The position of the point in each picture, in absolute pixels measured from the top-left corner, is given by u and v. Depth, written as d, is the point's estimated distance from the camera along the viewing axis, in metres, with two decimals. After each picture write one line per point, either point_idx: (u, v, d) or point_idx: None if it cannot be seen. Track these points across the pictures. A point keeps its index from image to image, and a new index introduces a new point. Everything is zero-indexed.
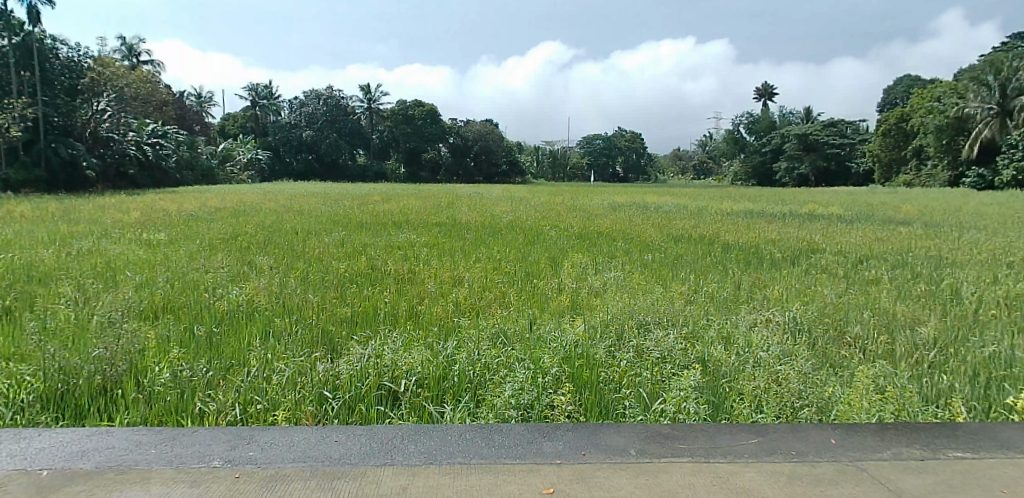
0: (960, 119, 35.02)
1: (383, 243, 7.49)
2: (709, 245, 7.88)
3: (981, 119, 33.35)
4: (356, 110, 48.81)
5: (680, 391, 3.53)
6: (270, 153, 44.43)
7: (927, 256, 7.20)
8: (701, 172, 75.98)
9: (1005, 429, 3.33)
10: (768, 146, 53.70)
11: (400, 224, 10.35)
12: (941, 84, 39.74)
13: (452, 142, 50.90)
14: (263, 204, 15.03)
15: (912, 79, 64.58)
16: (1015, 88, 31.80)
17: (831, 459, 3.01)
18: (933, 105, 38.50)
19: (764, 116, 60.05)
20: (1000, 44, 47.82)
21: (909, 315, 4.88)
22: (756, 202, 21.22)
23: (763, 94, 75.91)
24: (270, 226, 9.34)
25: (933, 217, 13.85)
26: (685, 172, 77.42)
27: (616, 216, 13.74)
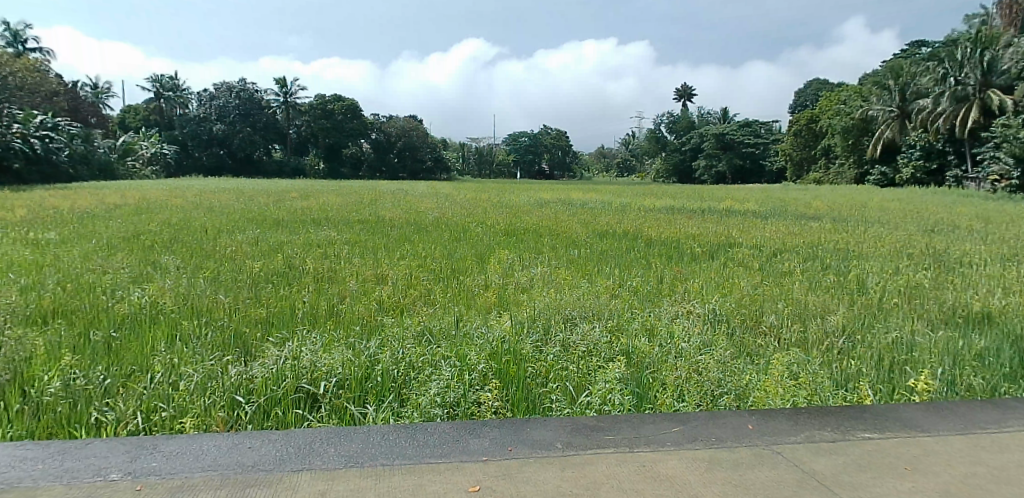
0: (864, 120, 37.74)
1: (302, 241, 7.21)
2: (633, 240, 8.04)
3: (884, 120, 35.77)
4: (272, 104, 47.13)
5: (606, 383, 3.58)
6: (176, 147, 42.37)
7: (836, 249, 7.62)
8: (624, 169, 77.94)
9: (907, 410, 3.55)
10: (688, 145, 55.38)
11: (319, 221, 10.01)
12: (846, 89, 42.43)
13: (375, 138, 50.21)
14: (167, 201, 14.21)
15: (820, 84, 68.44)
16: (913, 92, 34.10)
17: (749, 444, 3.11)
18: (839, 108, 41.09)
19: (684, 117, 62.23)
20: (900, 52, 51.43)
21: (819, 304, 5.14)
22: (678, 199, 21.88)
23: (684, 96, 78.81)
24: (177, 224, 8.85)
25: (839, 213, 14.72)
26: (611, 171, 79.49)
27: (543, 212, 13.80)
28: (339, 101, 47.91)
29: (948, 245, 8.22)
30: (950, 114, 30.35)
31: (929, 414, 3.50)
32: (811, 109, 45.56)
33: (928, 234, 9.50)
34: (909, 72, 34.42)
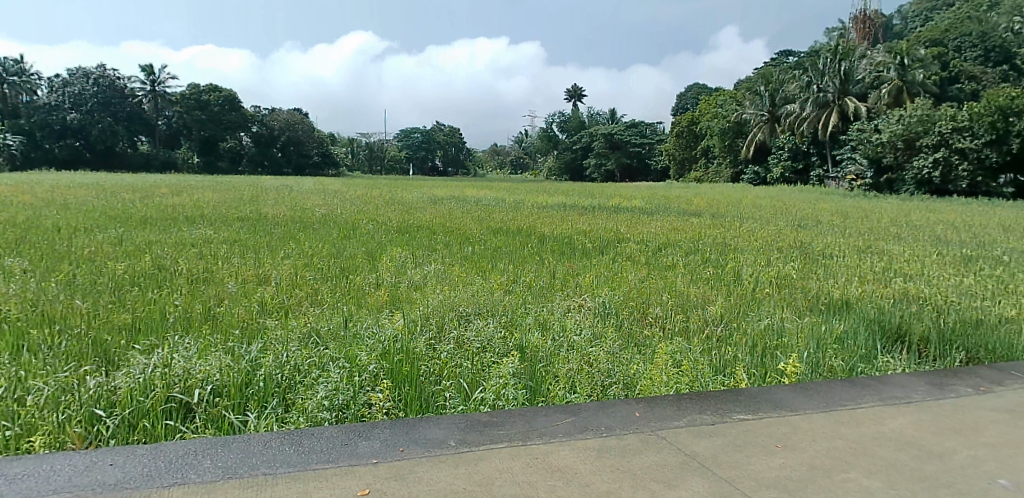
0: (739, 123, 40.57)
1: (174, 240, 6.73)
2: (527, 236, 8.16)
3: (756, 123, 38.68)
4: (137, 93, 43.41)
5: (499, 379, 3.60)
6: (23, 137, 37.51)
7: (714, 243, 8.12)
8: (517, 166, 79.07)
9: (777, 392, 3.84)
10: (579, 144, 56.91)
11: (190, 219, 9.35)
12: (723, 93, 45.53)
13: (256, 131, 47.99)
14: (7, 197, 12.70)
15: (700, 87, 72.82)
16: (782, 98, 37.11)
17: (636, 430, 3.23)
18: (717, 111, 44.01)
19: (576, 116, 64.04)
20: (772, 60, 55.79)
21: (700, 295, 5.45)
22: (567, 196, 22.45)
23: (575, 97, 81.26)
24: (24, 223, 8.02)
25: (718, 209, 15.69)
26: (504, 168, 80.49)
27: (434, 209, 13.69)
28: (215, 91, 45.94)
29: (810, 238, 8.99)
30: (813, 119, 33.39)
31: (797, 394, 3.81)
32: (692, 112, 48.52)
33: (795, 229, 10.34)
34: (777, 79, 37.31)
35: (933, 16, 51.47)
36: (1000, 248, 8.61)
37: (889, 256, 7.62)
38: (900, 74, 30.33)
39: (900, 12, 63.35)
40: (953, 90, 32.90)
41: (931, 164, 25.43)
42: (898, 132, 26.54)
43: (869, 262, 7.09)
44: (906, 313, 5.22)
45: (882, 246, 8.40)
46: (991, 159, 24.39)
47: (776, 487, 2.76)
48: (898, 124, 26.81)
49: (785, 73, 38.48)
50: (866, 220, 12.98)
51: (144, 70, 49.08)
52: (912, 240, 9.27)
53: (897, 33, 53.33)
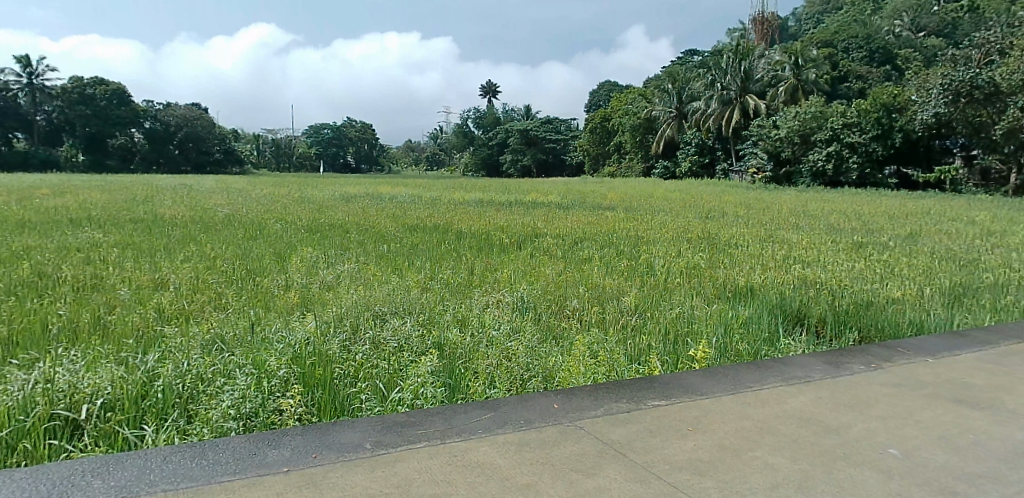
0: (650, 120, 41.98)
1: (56, 245, 6.24)
2: (444, 233, 8.11)
3: (664, 120, 40.11)
4: (11, 86, 39.82)
5: (417, 378, 3.56)
6: None
7: (628, 236, 8.35)
8: (433, 162, 78.14)
9: (689, 377, 4.00)
10: (494, 140, 57.03)
11: (70, 221, 8.69)
12: (635, 91, 47.00)
13: (149, 127, 44.87)
14: None
15: (612, 84, 74.83)
16: (689, 96, 38.63)
17: (554, 423, 3.27)
18: (628, 108, 45.39)
19: (492, 112, 64.21)
20: (680, 58, 58.01)
21: (616, 287, 5.59)
22: (482, 193, 22.49)
23: (490, 93, 81.63)
24: None
25: (629, 203, 16.16)
26: (420, 164, 79.64)
27: (345, 207, 13.31)
28: (102, 84, 42.52)
29: (717, 229, 9.41)
30: (717, 115, 34.84)
31: (707, 378, 3.98)
32: (605, 109, 49.81)
33: (702, 221, 10.79)
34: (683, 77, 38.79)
35: (824, 18, 54.94)
36: (885, 235, 9.32)
37: (790, 244, 8.10)
38: (795, 73, 32.28)
39: (794, 15, 67.13)
40: (842, 89, 35.25)
41: (825, 158, 27.26)
42: (795, 128, 28.15)
43: (771, 250, 7.51)
44: (805, 297, 5.57)
45: (782, 235, 8.92)
46: (877, 152, 26.38)
47: (688, 468, 2.87)
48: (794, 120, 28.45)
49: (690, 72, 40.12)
50: (766, 211, 13.69)
51: (21, 62, 45.02)
52: (809, 229, 9.88)
53: (793, 34, 56.58)
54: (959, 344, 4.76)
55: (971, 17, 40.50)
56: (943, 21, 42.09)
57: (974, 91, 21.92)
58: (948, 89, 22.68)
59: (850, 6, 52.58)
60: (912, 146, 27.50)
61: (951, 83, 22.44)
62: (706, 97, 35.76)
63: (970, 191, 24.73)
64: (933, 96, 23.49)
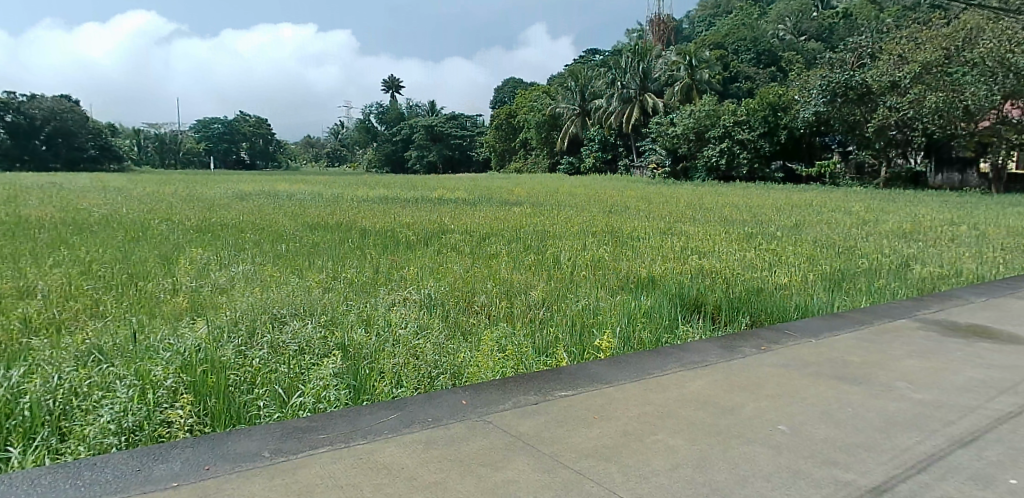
0: (554, 116, 42.76)
1: None
2: (347, 231, 7.91)
3: (569, 117, 40.98)
4: None
5: (320, 381, 3.45)
6: None
7: (534, 231, 8.46)
8: (334, 158, 75.91)
9: (594, 366, 4.12)
10: (399, 136, 56.15)
11: None
12: (540, 88, 47.81)
13: (10, 121, 40.64)
14: None
15: (516, 81, 75.72)
16: (591, 93, 39.65)
17: (462, 418, 3.27)
18: (534, 105, 46.10)
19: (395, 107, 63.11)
20: (582, 56, 59.51)
21: (523, 281, 5.66)
22: (385, 189, 22.04)
23: (393, 87, 80.41)
24: None
25: (535, 198, 16.39)
26: (321, 160, 76.98)
27: (236, 206, 12.72)
28: None
29: (620, 223, 9.72)
30: (618, 113, 36.12)
31: (611, 366, 4.12)
32: (510, 106, 50.37)
33: (603, 214, 11.14)
34: (585, 75, 39.50)
35: (715, 21, 58.07)
36: (773, 226, 9.95)
37: (687, 236, 8.49)
38: (689, 73, 33.69)
39: (689, 17, 70.31)
40: (733, 88, 37.32)
41: (718, 153, 29.01)
42: (690, 125, 29.62)
43: (670, 242, 7.86)
44: (702, 286, 5.87)
45: (680, 227, 9.35)
46: (764, 148, 28.32)
47: (593, 455, 2.95)
48: (689, 117, 29.99)
49: (591, 71, 40.90)
50: (664, 205, 14.28)
51: None
52: (704, 221, 10.42)
53: (687, 36, 59.46)
54: (836, 325, 5.18)
55: (845, 23, 43.93)
56: (821, 26, 45.33)
57: (850, 91, 23.81)
58: (827, 89, 24.69)
59: (739, 11, 55.93)
60: (796, 142, 29.11)
61: (830, 84, 24.16)
62: (608, 95, 36.88)
63: (847, 183, 27.05)
64: (814, 97, 25.42)
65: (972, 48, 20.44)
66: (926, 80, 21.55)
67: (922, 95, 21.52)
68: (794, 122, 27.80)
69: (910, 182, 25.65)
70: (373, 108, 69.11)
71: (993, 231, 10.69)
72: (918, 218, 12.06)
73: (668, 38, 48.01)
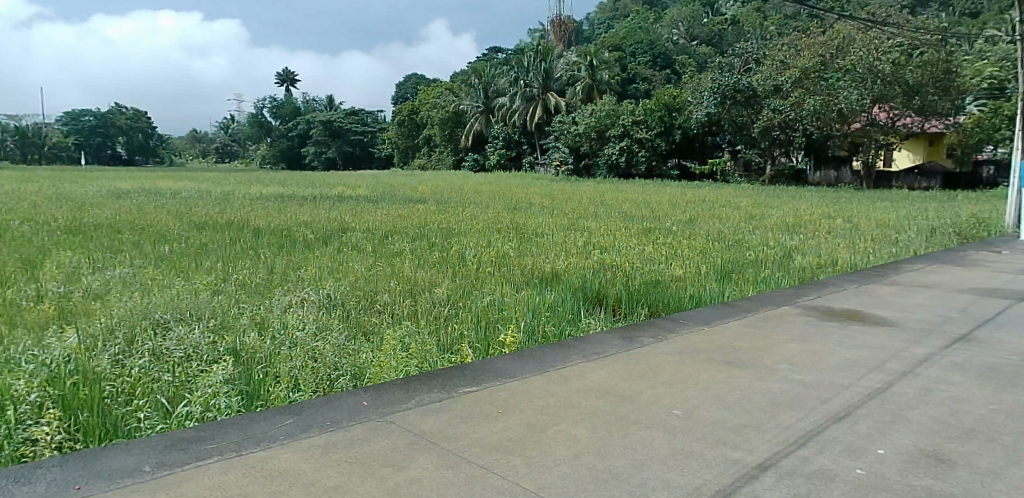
0: (458, 114, 42.70)
1: None
2: (238, 231, 7.54)
3: (472, 115, 41.02)
4: None
5: (208, 389, 3.27)
6: None
7: (439, 228, 8.43)
8: (225, 154, 72.03)
9: (499, 361, 4.16)
10: (295, 131, 54.05)
11: None
12: (443, 85, 47.60)
13: None
14: None
15: (417, 78, 75.03)
16: (494, 91, 39.92)
17: (363, 420, 3.20)
18: (437, 102, 45.89)
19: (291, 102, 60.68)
20: (485, 55, 59.98)
21: (427, 279, 5.62)
22: (277, 187, 21.14)
23: (286, 81, 77.52)
24: None
25: (438, 196, 16.32)
26: (209, 155, 72.61)
27: (111, 205, 11.87)
28: None
29: (524, 219, 9.88)
30: (522, 111, 36.64)
31: (516, 360, 4.18)
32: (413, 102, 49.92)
33: (506, 211, 11.28)
34: (489, 74, 39.68)
35: (613, 25, 60.18)
36: (669, 221, 10.44)
37: (590, 231, 8.76)
38: (590, 74, 34.79)
39: (588, 19, 72.40)
40: (631, 89, 38.81)
41: (618, 152, 30.30)
42: (592, 125, 30.76)
43: (573, 238, 8.05)
44: (604, 279, 6.06)
45: (583, 223, 9.61)
46: (661, 147, 29.64)
47: (497, 449, 2.97)
48: (590, 117, 30.99)
49: (494, 69, 41.22)
50: (566, 201, 14.63)
51: None
52: (606, 217, 10.77)
53: (588, 38, 61.25)
54: (726, 314, 5.50)
55: (732, 30, 46.75)
56: (711, 32, 48.01)
57: (737, 94, 25.61)
58: (717, 91, 26.06)
59: (635, 15, 58.29)
60: (690, 141, 30.49)
61: (719, 87, 25.84)
62: (512, 93, 37.33)
63: (737, 181, 28.45)
64: (706, 99, 26.55)
65: (843, 54, 22.98)
66: (804, 85, 23.37)
67: (802, 99, 23.30)
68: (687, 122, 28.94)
69: (792, 179, 27.61)
70: (267, 101, 66.09)
71: (862, 223, 11.76)
72: (798, 212, 13.08)
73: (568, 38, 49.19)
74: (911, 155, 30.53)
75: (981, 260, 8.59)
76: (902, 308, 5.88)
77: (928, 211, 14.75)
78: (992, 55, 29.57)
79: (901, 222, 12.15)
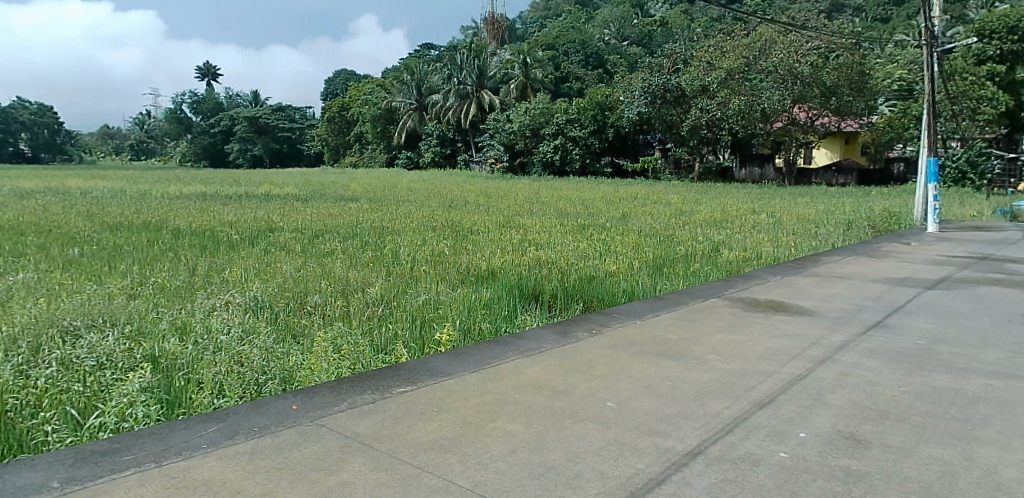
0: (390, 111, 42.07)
1: None
2: (156, 232, 7.17)
3: (405, 112, 40.43)
4: None
5: (124, 397, 3.11)
6: None
7: (372, 227, 8.29)
8: (140, 151, 68.28)
9: (434, 360, 4.13)
10: (217, 127, 51.72)
11: None
12: (374, 82, 46.80)
13: None
14: None
15: (347, 74, 73.48)
16: (427, 88, 39.52)
17: (293, 425, 3.12)
18: (368, 98, 45.05)
19: (213, 97, 58.13)
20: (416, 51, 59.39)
21: (360, 279, 5.52)
22: (195, 185, 20.17)
23: (206, 75, 74.21)
24: None
25: (370, 194, 16.02)
26: (121, 152, 68.53)
27: (12, 205, 11.06)
28: None
29: (460, 217, 9.86)
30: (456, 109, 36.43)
31: (451, 358, 4.16)
32: (342, 98, 48.83)
33: (442, 209, 11.21)
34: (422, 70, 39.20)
35: (546, 24, 60.80)
36: (603, 217, 10.64)
37: (525, 229, 8.81)
38: (524, 72, 35.02)
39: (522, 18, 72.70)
40: (564, 88, 39.29)
41: (553, 149, 30.58)
42: (526, 122, 30.94)
43: (509, 235, 8.09)
44: (539, 276, 6.11)
45: (519, 220, 9.66)
46: (594, 145, 30.20)
47: (433, 448, 2.95)
48: (524, 115, 31.14)
49: (427, 66, 40.82)
50: (502, 199, 14.66)
51: None
52: (541, 214, 10.87)
53: (520, 36, 61.58)
54: (658, 307, 5.65)
55: (660, 31, 48.06)
56: (641, 32, 49.15)
57: (666, 94, 26.32)
58: (647, 91, 26.69)
59: (566, 15, 59.07)
60: (622, 139, 31.22)
61: (650, 87, 26.46)
62: (445, 90, 37.09)
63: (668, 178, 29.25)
64: (637, 97, 27.19)
65: (766, 56, 23.92)
66: (730, 85, 24.28)
67: (727, 99, 24.23)
68: (619, 121, 29.68)
69: (719, 176, 28.70)
70: (187, 96, 63.03)
71: (785, 217, 12.34)
72: (726, 207, 13.58)
73: (502, 37, 49.30)
74: (829, 153, 32.28)
75: (893, 252, 9.17)
76: (822, 298, 6.21)
77: (843, 206, 15.62)
78: (900, 59, 31.59)
79: (820, 217, 12.81)
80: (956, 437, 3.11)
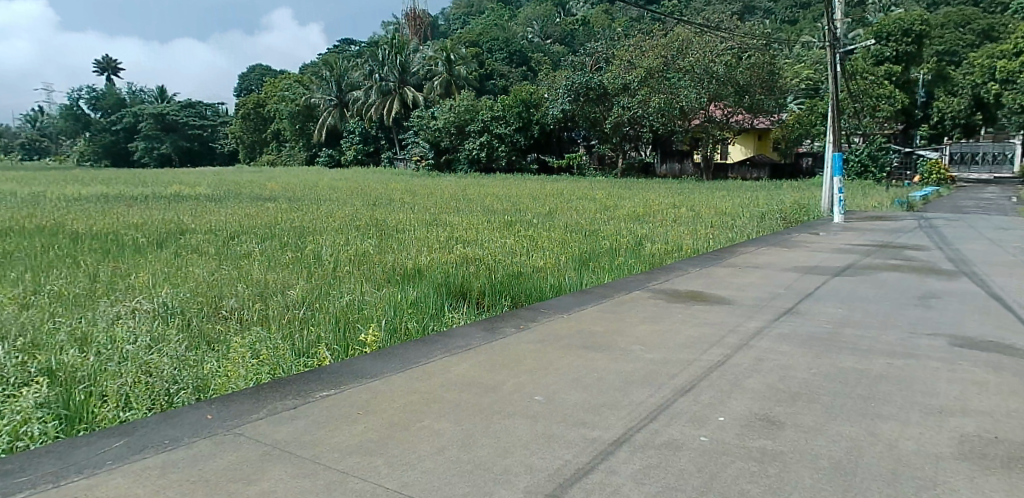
0: (309, 108, 40.85)
1: None
2: (50, 237, 6.66)
3: (326, 108, 39.07)
4: None
5: (17, 414, 2.89)
6: None
7: (291, 227, 8.04)
8: (31, 150, 63.14)
9: (359, 362, 4.06)
10: (120, 124, 48.51)
11: None
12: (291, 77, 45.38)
13: None
14: None
15: (263, 68, 70.97)
16: (348, 84, 38.58)
17: (208, 435, 3.00)
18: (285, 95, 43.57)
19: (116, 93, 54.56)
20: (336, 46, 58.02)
21: (280, 281, 5.36)
22: (93, 186, 18.84)
23: (106, 68, 69.63)
24: None
25: (287, 193, 15.51)
26: (8, 150, 63.08)
27: None
28: None
29: (384, 215, 9.73)
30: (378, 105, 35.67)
31: (377, 359, 4.11)
32: (258, 93, 47.00)
33: (366, 208, 10.97)
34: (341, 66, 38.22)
35: (469, 21, 60.77)
36: (530, 214, 10.74)
37: (452, 226, 8.77)
38: (447, 69, 34.83)
39: (444, 14, 72.21)
40: (488, 85, 39.41)
41: (479, 147, 30.56)
42: (451, 120, 30.76)
43: (435, 233, 8.05)
44: (466, 273, 6.11)
45: (445, 218, 9.61)
46: (520, 142, 30.43)
47: (358, 452, 2.90)
48: (449, 112, 30.95)
49: (347, 62, 39.85)
50: (428, 197, 14.48)
51: None
52: (467, 211, 10.84)
53: (443, 32, 61.22)
54: (584, 301, 5.77)
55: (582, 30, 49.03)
56: (563, 31, 49.90)
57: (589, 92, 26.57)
58: (570, 89, 26.97)
59: (489, 12, 59.26)
60: (548, 136, 31.61)
61: (573, 85, 26.68)
62: (366, 87, 36.39)
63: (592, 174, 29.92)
64: (561, 95, 27.46)
65: (683, 56, 24.85)
66: (650, 83, 24.95)
67: (648, 97, 24.84)
68: (544, 118, 30.09)
69: (641, 172, 29.59)
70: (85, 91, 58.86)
71: (703, 211, 12.86)
72: (647, 202, 14.02)
73: (425, 33, 48.84)
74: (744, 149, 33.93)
75: (803, 242, 9.73)
76: (738, 287, 6.51)
77: (756, 199, 16.44)
78: (807, 59, 33.49)
79: (735, 210, 13.43)
80: (860, 415, 3.34)
